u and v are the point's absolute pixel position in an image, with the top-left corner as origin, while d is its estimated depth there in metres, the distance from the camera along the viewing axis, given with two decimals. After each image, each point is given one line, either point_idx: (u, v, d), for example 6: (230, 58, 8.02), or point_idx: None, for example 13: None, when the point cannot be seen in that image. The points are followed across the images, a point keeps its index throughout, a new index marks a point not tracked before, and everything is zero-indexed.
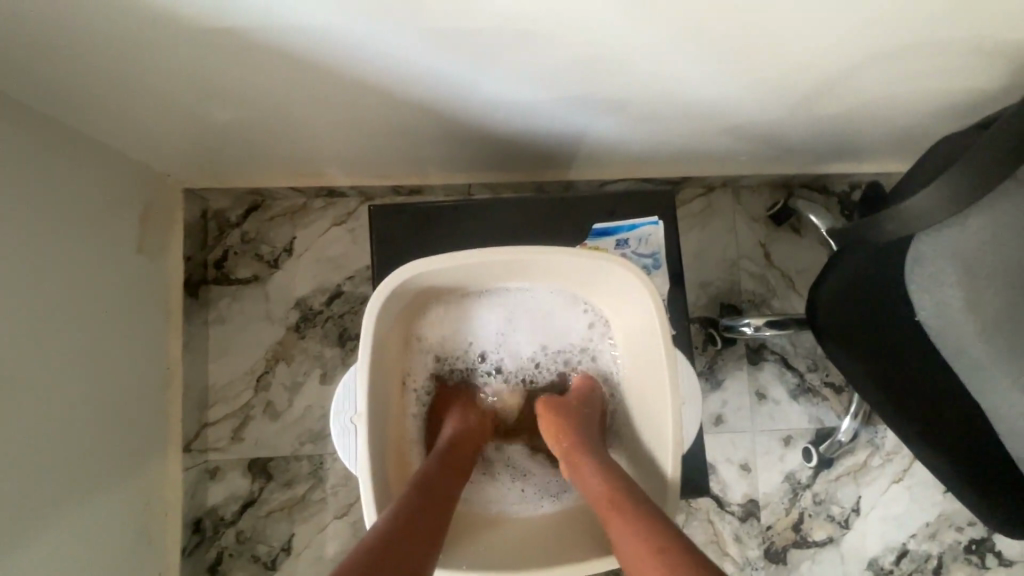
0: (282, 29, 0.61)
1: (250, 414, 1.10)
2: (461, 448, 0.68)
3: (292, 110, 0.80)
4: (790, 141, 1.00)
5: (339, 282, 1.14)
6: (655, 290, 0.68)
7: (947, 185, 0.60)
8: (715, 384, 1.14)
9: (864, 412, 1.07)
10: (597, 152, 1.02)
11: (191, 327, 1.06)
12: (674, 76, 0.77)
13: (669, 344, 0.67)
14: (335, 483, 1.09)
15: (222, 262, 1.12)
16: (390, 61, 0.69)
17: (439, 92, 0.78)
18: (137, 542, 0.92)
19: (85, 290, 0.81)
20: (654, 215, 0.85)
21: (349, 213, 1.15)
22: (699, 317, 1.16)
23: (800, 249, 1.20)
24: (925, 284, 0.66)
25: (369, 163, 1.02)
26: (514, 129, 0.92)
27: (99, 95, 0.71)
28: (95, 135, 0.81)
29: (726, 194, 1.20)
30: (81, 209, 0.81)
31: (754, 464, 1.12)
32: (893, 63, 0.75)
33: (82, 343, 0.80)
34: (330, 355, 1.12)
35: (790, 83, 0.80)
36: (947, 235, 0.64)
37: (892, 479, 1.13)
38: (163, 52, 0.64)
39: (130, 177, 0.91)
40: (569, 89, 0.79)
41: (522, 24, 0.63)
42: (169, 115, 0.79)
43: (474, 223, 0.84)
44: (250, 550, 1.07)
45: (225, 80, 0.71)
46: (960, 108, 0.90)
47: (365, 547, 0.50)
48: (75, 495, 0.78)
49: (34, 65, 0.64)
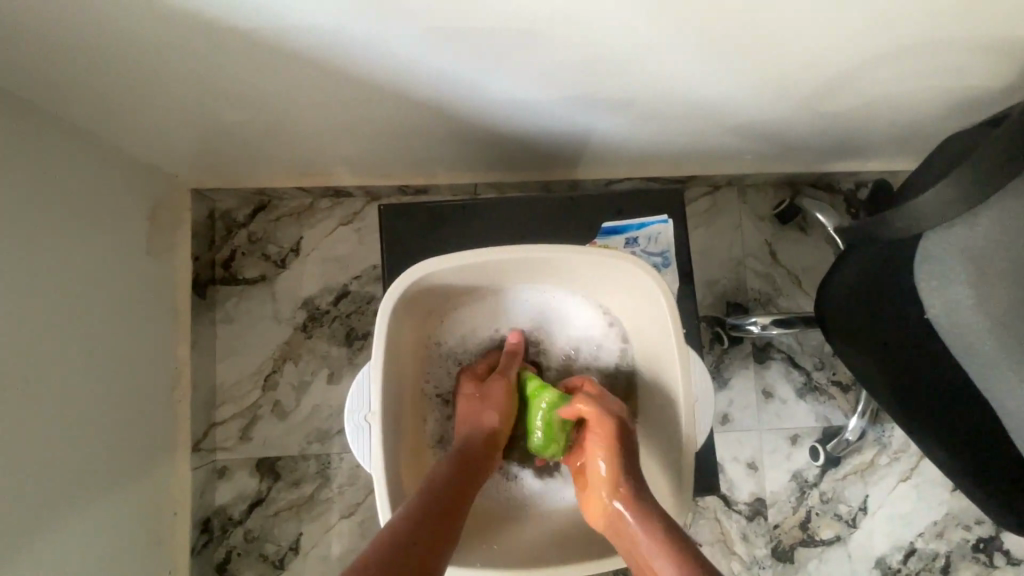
0: (284, 29, 0.61)
1: (258, 413, 1.10)
2: (479, 444, 0.66)
3: (297, 110, 0.80)
4: (796, 140, 1.00)
5: (346, 282, 1.14)
6: (668, 289, 0.68)
7: (957, 182, 0.59)
8: (722, 383, 1.14)
9: (871, 410, 1.07)
10: (601, 152, 1.02)
11: (198, 328, 1.07)
12: (678, 75, 0.77)
13: (681, 343, 0.68)
14: (343, 483, 1.09)
15: (229, 262, 1.13)
16: (392, 62, 0.69)
17: (442, 93, 0.79)
18: (146, 542, 0.92)
19: (93, 290, 0.82)
20: (663, 214, 0.85)
21: (355, 213, 1.15)
22: (707, 316, 1.14)
23: (806, 248, 1.20)
24: (932, 281, 0.67)
25: (375, 163, 1.02)
26: (519, 128, 0.92)
27: (107, 95, 0.72)
28: (103, 135, 0.81)
29: (732, 193, 1.20)
30: (90, 210, 0.81)
31: (761, 463, 1.12)
32: (896, 61, 0.75)
33: (90, 343, 0.81)
34: (337, 354, 1.12)
35: (796, 82, 0.80)
36: (955, 231, 0.64)
37: (900, 477, 1.13)
38: (168, 52, 0.64)
39: (138, 177, 0.91)
40: (572, 89, 0.79)
41: (521, 24, 0.63)
42: (175, 116, 0.79)
43: (483, 222, 0.84)
44: (258, 550, 1.07)
45: (229, 80, 0.71)
46: (966, 106, 0.90)
47: (379, 550, 0.49)
48: (84, 496, 0.78)
49: (40, 66, 0.64)
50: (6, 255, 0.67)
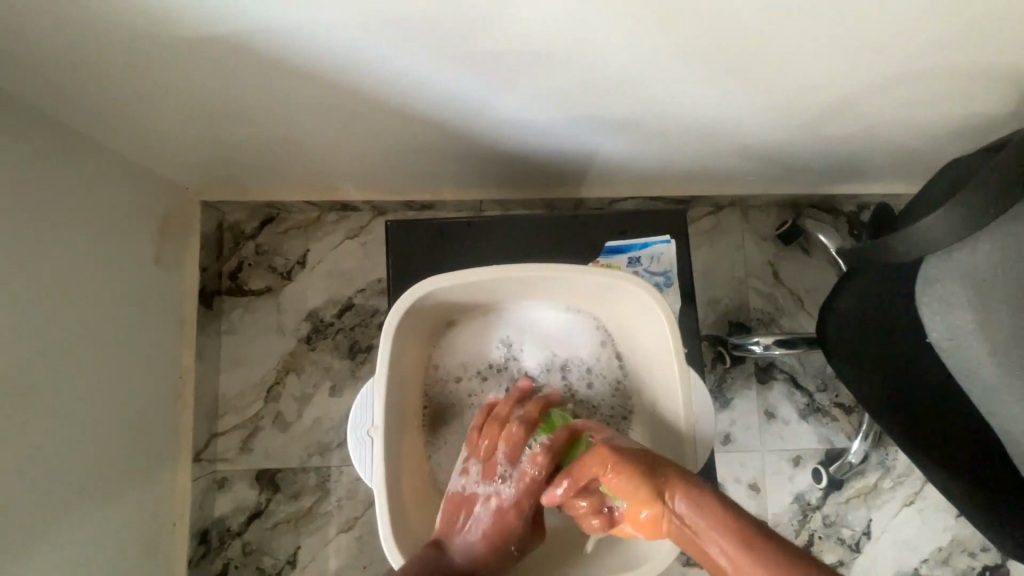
0: (298, 43, 0.63)
1: (259, 424, 1.11)
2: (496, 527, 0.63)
3: (310, 126, 0.82)
4: (799, 162, 1.01)
5: (350, 294, 1.15)
6: (667, 306, 0.69)
7: (955, 207, 0.60)
8: (724, 403, 1.14)
9: (875, 433, 1.06)
10: (605, 171, 1.03)
11: (204, 337, 1.07)
12: (684, 99, 0.79)
13: (682, 361, 0.69)
14: (342, 497, 1.09)
15: (237, 273, 1.14)
16: (403, 78, 0.71)
17: (448, 112, 0.81)
18: (144, 552, 0.92)
19: (103, 298, 0.83)
20: (666, 234, 0.86)
21: (361, 227, 1.17)
22: (709, 334, 1.15)
23: (809, 268, 1.20)
24: (936, 306, 0.67)
25: (382, 179, 1.04)
26: (524, 146, 0.93)
27: (126, 108, 0.74)
28: (117, 146, 0.83)
29: (735, 213, 1.21)
30: (100, 219, 0.82)
31: (763, 484, 1.11)
32: (895, 89, 0.77)
33: (93, 354, 0.81)
34: (340, 367, 1.13)
35: (800, 105, 0.81)
36: (954, 257, 0.65)
37: (903, 502, 1.12)
38: (187, 67, 0.66)
39: (151, 189, 0.93)
40: (576, 109, 0.81)
41: (526, 45, 0.65)
42: (190, 128, 0.81)
43: (487, 239, 0.85)
44: (255, 562, 1.06)
45: (244, 96, 0.73)
46: (967, 133, 0.91)
47: None
48: (79, 504, 0.77)
49: (62, 78, 0.66)
50: (7, 260, 0.67)
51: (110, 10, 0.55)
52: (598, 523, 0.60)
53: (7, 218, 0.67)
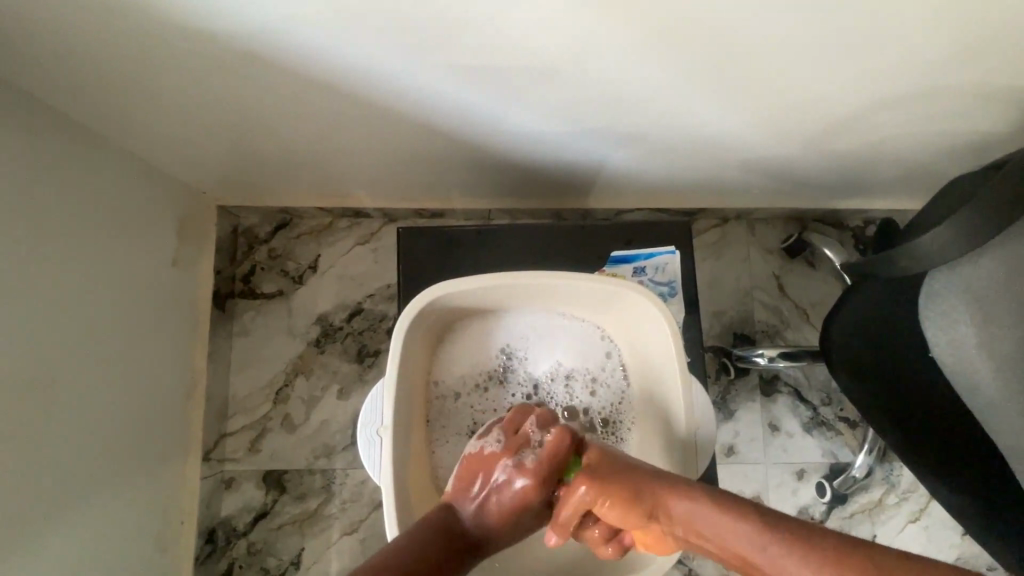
0: (308, 54, 0.65)
1: (267, 425, 1.12)
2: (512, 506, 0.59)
3: (324, 134, 0.85)
4: (803, 176, 1.02)
5: (359, 299, 1.17)
6: (667, 311, 0.71)
7: (957, 221, 0.61)
8: (727, 414, 1.14)
9: (879, 448, 1.06)
10: (612, 183, 1.05)
11: (216, 338, 1.09)
12: (688, 113, 0.80)
13: (683, 369, 0.70)
14: (346, 499, 1.10)
15: (250, 277, 1.17)
16: (410, 90, 0.73)
17: (456, 123, 0.83)
18: (152, 548, 0.93)
19: (120, 297, 0.85)
20: (671, 245, 0.87)
21: (371, 233, 1.19)
22: (713, 345, 1.17)
23: (813, 282, 1.21)
24: (937, 320, 0.68)
25: (394, 187, 1.06)
26: (533, 157, 0.95)
27: (147, 112, 0.76)
28: (138, 150, 0.86)
29: (741, 227, 1.22)
30: (119, 219, 0.85)
31: (766, 497, 1.11)
32: (898, 106, 0.79)
33: (108, 351, 0.83)
34: (347, 370, 1.15)
35: (804, 121, 0.82)
36: (958, 271, 0.66)
37: (908, 518, 1.11)
38: (206, 74, 0.68)
39: (169, 192, 0.96)
40: (582, 122, 0.83)
41: (531, 60, 0.67)
42: (209, 134, 0.84)
43: (495, 246, 0.87)
44: (260, 562, 1.07)
45: (258, 104, 0.76)
46: (973, 150, 0.92)
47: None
48: (89, 498, 0.79)
49: (89, 83, 0.69)
50: (26, 258, 0.69)
51: (133, 19, 0.58)
52: (613, 550, 0.61)
53: (26, 217, 0.69)
